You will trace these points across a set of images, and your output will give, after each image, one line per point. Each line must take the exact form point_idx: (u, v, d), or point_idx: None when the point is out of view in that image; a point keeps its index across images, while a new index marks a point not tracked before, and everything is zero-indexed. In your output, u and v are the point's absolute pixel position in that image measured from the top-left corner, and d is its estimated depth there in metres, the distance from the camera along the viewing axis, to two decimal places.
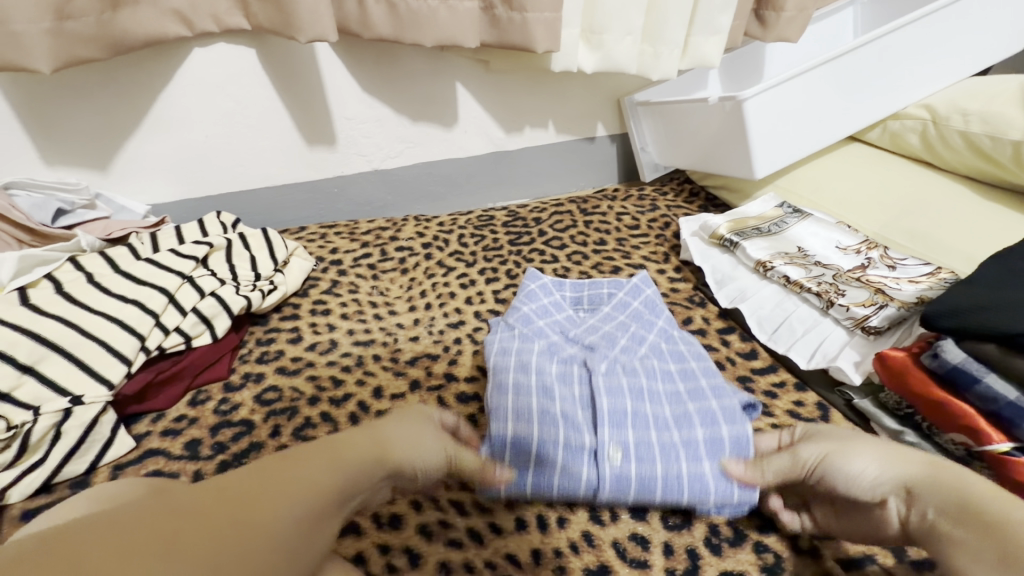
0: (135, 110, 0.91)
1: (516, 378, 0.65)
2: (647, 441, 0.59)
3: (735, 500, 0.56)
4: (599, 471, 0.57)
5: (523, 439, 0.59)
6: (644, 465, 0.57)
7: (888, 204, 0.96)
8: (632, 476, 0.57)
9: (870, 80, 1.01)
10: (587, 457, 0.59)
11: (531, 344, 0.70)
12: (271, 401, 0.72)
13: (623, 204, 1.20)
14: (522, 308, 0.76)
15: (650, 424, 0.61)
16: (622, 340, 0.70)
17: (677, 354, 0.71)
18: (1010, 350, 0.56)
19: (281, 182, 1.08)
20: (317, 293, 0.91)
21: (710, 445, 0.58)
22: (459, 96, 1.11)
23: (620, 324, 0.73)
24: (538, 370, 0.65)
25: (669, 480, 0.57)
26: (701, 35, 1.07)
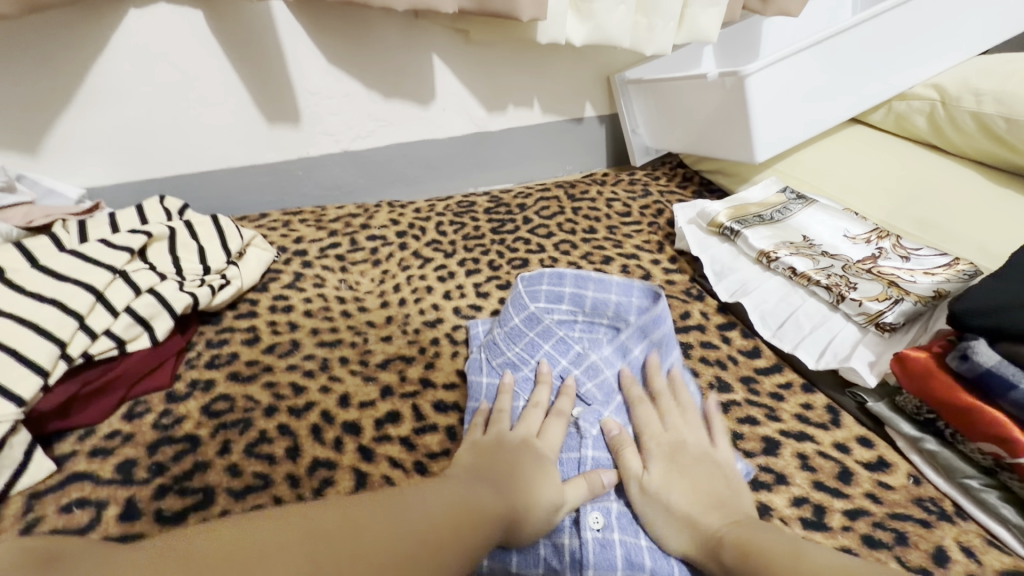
0: (64, 80, 0.80)
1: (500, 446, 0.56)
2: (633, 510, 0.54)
3: None
4: (581, 538, 0.51)
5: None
6: (627, 534, 0.52)
7: (895, 190, 0.90)
8: (615, 545, 0.51)
9: (877, 57, 0.94)
10: (569, 524, 0.52)
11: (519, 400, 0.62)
12: (221, 413, 0.63)
13: (613, 189, 1.13)
14: (507, 353, 0.65)
15: None
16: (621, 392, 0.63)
17: None
18: None
19: (239, 164, 0.98)
20: (278, 288, 0.82)
21: None
22: (436, 70, 1.02)
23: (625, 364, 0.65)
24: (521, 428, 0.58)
25: (654, 554, 0.51)
26: (698, 6, 0.99)
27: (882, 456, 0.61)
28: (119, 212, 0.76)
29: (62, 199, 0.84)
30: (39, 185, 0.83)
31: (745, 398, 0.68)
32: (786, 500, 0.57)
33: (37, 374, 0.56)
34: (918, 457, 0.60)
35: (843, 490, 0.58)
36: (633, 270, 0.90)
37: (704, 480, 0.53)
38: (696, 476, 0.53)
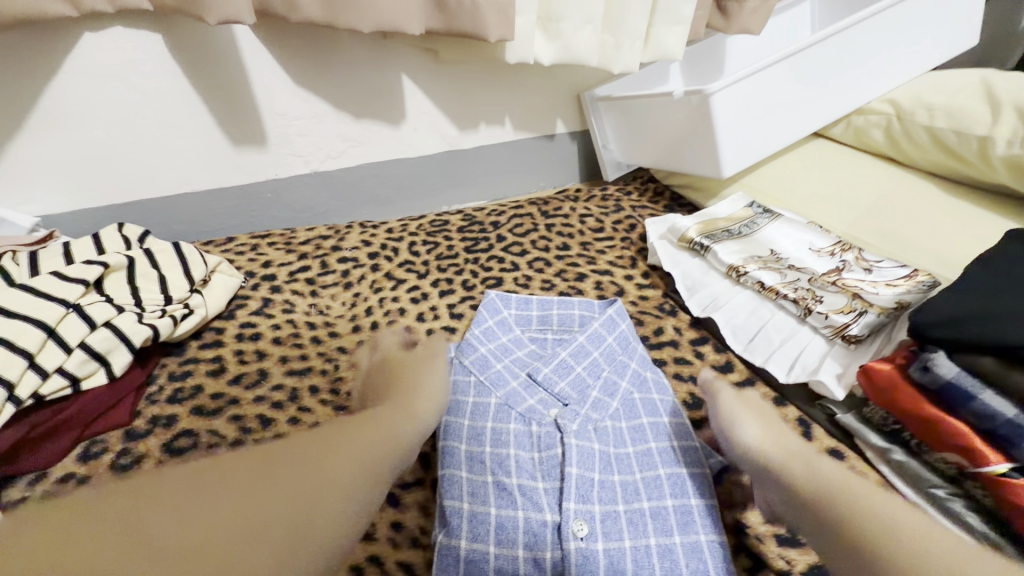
0: (13, 104, 0.77)
1: (469, 449, 0.59)
2: (614, 515, 0.56)
3: None
4: (564, 549, 0.52)
5: (478, 524, 0.53)
6: (610, 540, 0.54)
7: (856, 203, 0.93)
8: (599, 554, 0.52)
9: (835, 73, 0.97)
10: (549, 534, 0.54)
11: (488, 399, 0.64)
12: (184, 449, 0.61)
13: (586, 205, 1.13)
14: (478, 351, 0.69)
15: (616, 493, 0.57)
16: (593, 391, 0.65)
17: (650, 405, 0.66)
18: (1008, 363, 0.51)
19: (204, 187, 0.95)
20: (246, 315, 0.79)
21: (680, 515, 0.55)
22: (405, 89, 1.01)
23: (593, 366, 0.67)
24: (493, 440, 0.60)
25: (637, 555, 0.53)
26: (663, 25, 1.01)
27: (852, 468, 0.62)
28: (74, 241, 0.73)
29: (14, 228, 0.82)
30: None
31: None
32: (760, 516, 0.57)
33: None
34: (887, 468, 0.60)
35: None
36: (606, 286, 0.91)
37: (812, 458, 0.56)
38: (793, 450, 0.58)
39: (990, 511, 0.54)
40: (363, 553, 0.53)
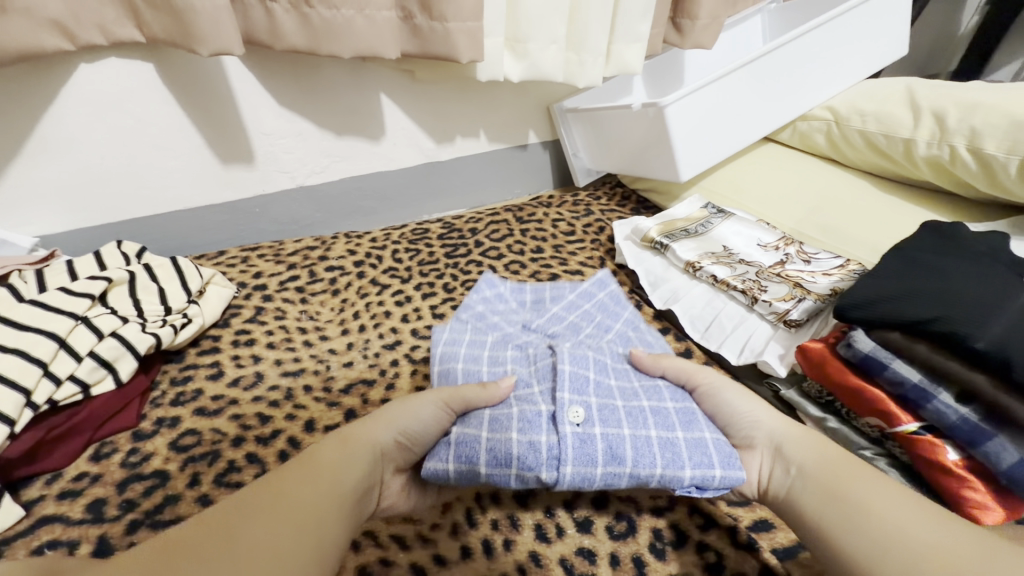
0: (13, 133, 0.81)
1: (466, 367, 0.64)
2: (613, 407, 0.56)
3: (716, 473, 0.53)
4: (559, 434, 0.53)
5: (472, 418, 0.57)
6: (609, 426, 0.54)
7: (801, 201, 1.01)
8: (597, 438, 0.53)
9: (779, 84, 1.06)
10: (545, 422, 0.55)
11: (484, 337, 0.69)
12: (189, 447, 0.66)
13: (558, 210, 1.21)
14: (475, 307, 0.76)
15: (615, 392, 0.58)
16: (586, 328, 0.72)
17: (645, 342, 0.72)
18: (912, 336, 0.60)
19: (195, 204, 1.01)
20: (240, 323, 0.85)
21: (682, 416, 0.57)
22: (384, 107, 1.08)
23: (584, 313, 0.74)
24: (490, 360, 0.65)
25: (638, 444, 0.53)
26: (623, 43, 1.09)
27: None
28: (76, 259, 0.78)
29: (14, 248, 0.86)
30: None
31: None
32: None
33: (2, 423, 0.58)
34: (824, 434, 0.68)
35: None
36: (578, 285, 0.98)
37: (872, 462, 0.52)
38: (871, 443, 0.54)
39: (906, 466, 0.62)
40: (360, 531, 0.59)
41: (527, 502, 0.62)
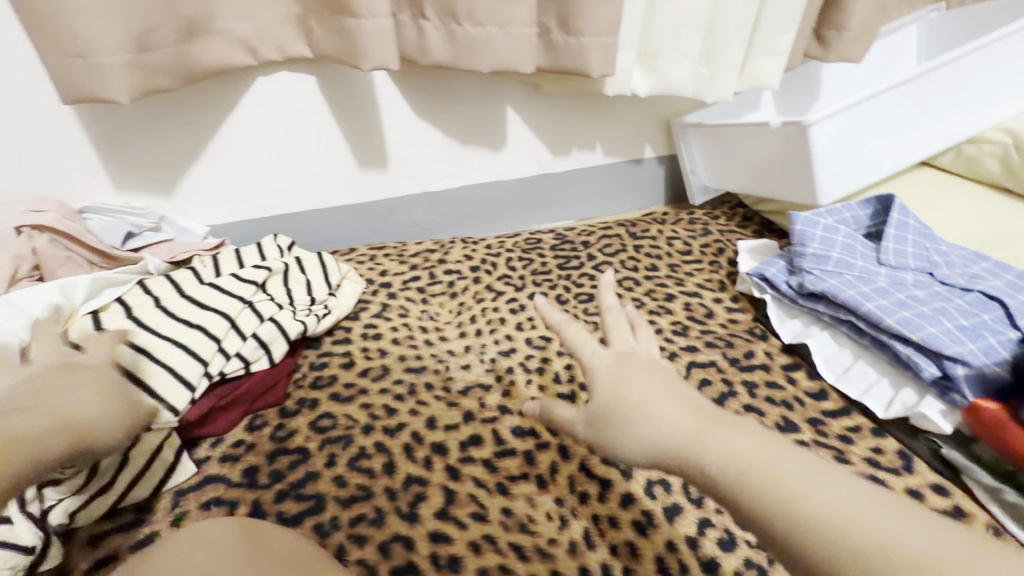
0: (197, 139, 0.92)
1: (825, 221, 0.86)
2: (904, 281, 0.77)
3: (862, 264, 0.80)
4: (801, 231, 0.84)
5: (822, 225, 0.85)
6: (848, 252, 0.81)
7: (980, 224, 0.91)
8: (836, 242, 0.83)
9: (947, 100, 0.95)
10: (810, 237, 0.83)
11: (841, 231, 0.85)
12: (327, 428, 0.73)
13: (674, 227, 1.17)
14: (840, 222, 0.88)
15: (926, 303, 0.72)
16: (906, 278, 0.78)
17: (974, 331, 0.69)
18: None
19: (335, 204, 1.09)
20: (368, 317, 0.91)
21: (886, 276, 0.78)
22: (509, 120, 1.10)
23: (971, 314, 0.71)
24: (854, 240, 0.84)
25: (842, 251, 0.81)
26: (759, 57, 1.05)
27: (958, 505, 0.61)
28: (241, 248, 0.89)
29: (193, 236, 0.95)
30: (177, 223, 0.95)
31: (813, 439, 0.70)
32: None
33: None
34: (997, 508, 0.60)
35: None
36: (695, 307, 0.94)
37: (879, 521, 0.31)
38: (639, 374, 0.44)
39: None
40: (479, 533, 0.60)
41: (647, 531, 0.60)
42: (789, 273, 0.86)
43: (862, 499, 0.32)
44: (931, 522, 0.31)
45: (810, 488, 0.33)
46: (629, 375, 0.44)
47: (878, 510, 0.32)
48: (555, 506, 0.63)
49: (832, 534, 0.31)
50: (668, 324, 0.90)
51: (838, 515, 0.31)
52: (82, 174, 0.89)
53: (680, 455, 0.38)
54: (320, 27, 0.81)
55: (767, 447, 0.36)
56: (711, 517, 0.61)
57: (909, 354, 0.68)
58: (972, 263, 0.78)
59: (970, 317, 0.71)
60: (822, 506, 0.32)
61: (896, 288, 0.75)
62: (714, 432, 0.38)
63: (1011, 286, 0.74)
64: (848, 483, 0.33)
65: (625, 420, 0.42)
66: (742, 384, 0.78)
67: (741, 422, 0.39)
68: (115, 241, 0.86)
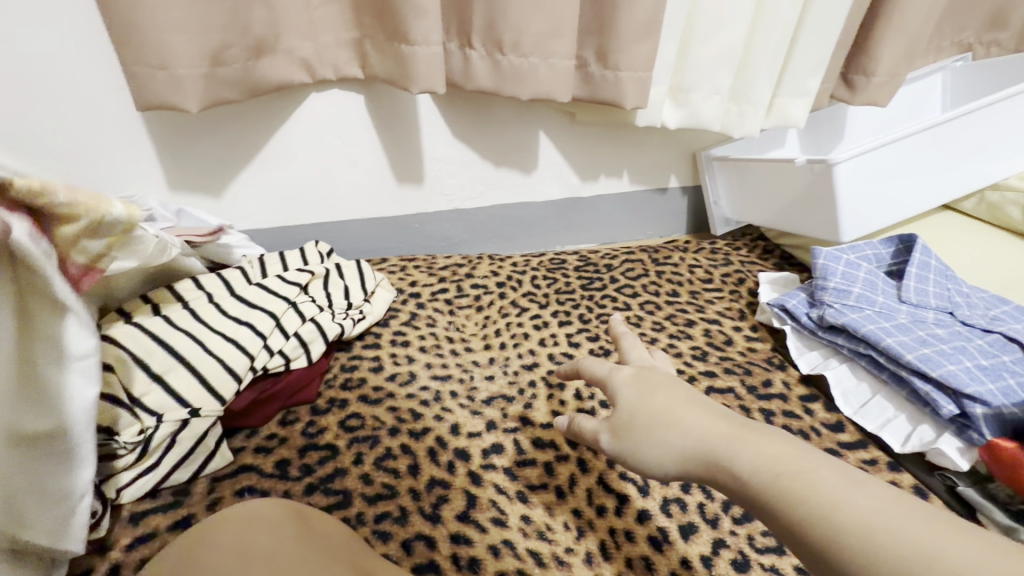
0: (250, 148, 0.98)
1: (847, 257, 0.88)
2: (925, 319, 0.79)
3: (882, 300, 0.82)
4: (823, 264, 0.87)
5: (844, 260, 0.87)
6: (869, 288, 0.83)
7: (1002, 269, 0.92)
8: (858, 277, 0.85)
9: (972, 148, 0.98)
10: (832, 271, 0.85)
11: (863, 267, 0.87)
12: (355, 428, 0.76)
13: (695, 256, 1.19)
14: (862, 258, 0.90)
15: (946, 342, 0.74)
16: (926, 317, 0.79)
17: (994, 372, 0.70)
18: None
19: (370, 215, 1.14)
20: (397, 324, 0.95)
21: (907, 313, 0.80)
22: (541, 144, 1.15)
23: (991, 355, 0.72)
24: (875, 276, 0.86)
25: (863, 286, 0.83)
26: (788, 97, 1.08)
27: None
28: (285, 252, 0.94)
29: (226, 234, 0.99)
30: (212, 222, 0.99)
31: None
32: None
33: (181, 406, 0.66)
34: None
35: None
36: (715, 334, 0.96)
37: (903, 524, 0.33)
38: (661, 387, 0.48)
39: None
40: (499, 537, 0.62)
41: (663, 547, 0.61)
42: (810, 306, 0.88)
43: (886, 506, 0.35)
44: (951, 523, 0.33)
45: (837, 494, 0.36)
46: (665, 390, 0.48)
47: (898, 514, 0.34)
48: (573, 516, 0.65)
49: (856, 538, 0.33)
50: (688, 349, 0.92)
51: (858, 514, 0.34)
52: (144, 174, 0.96)
53: (705, 462, 0.42)
54: (377, 51, 0.87)
55: (791, 453, 0.39)
56: (725, 537, 0.63)
57: (928, 391, 0.70)
58: (993, 306, 0.80)
59: (991, 358, 0.72)
60: (848, 509, 0.35)
61: (917, 326, 0.77)
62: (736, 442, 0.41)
63: None
64: (871, 488, 0.36)
65: (650, 430, 0.45)
66: (760, 412, 0.80)
67: (768, 430, 0.42)
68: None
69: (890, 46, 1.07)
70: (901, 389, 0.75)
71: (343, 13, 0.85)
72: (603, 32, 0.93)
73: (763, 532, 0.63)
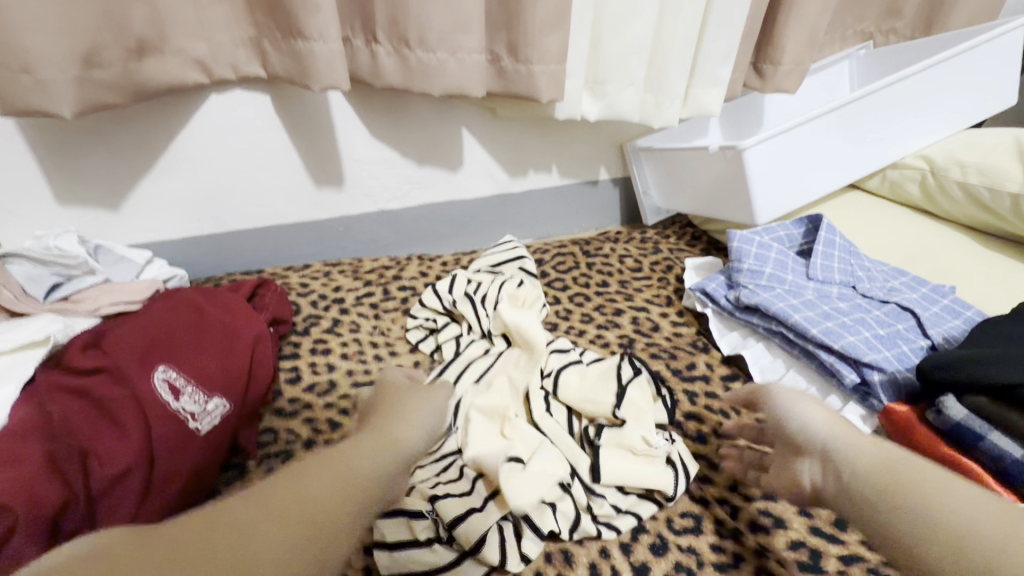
0: (148, 155, 0.92)
1: (760, 238, 0.91)
2: (830, 295, 0.82)
3: (792, 279, 0.85)
4: (736, 246, 0.89)
5: (758, 242, 0.90)
6: (780, 268, 0.86)
7: (901, 242, 0.98)
8: (770, 257, 0.87)
9: (873, 129, 1.02)
10: (748, 253, 0.87)
11: (776, 247, 0.90)
12: (266, 444, 0.72)
13: (626, 246, 1.20)
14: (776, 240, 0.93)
15: (847, 315, 0.77)
16: (831, 292, 0.82)
17: (890, 340, 0.73)
18: (1000, 402, 0.56)
19: (291, 220, 1.09)
20: (318, 332, 0.90)
21: (814, 290, 0.83)
22: (465, 141, 1.13)
23: (888, 324, 0.76)
24: (786, 256, 0.89)
25: (775, 266, 0.86)
26: (701, 86, 1.11)
27: None
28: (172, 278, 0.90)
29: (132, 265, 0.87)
30: (113, 253, 0.87)
31: None
32: (783, 541, 0.60)
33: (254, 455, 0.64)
34: None
35: (839, 535, 0.60)
36: (642, 321, 0.97)
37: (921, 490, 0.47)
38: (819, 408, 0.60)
39: None
40: None
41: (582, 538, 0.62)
42: (728, 288, 0.90)
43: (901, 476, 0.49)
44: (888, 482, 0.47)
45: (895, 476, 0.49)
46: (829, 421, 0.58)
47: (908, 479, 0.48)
48: None
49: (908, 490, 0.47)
50: (615, 338, 0.93)
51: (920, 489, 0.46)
52: (24, 189, 0.88)
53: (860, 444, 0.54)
54: (274, 48, 0.83)
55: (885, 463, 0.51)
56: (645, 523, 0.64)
57: (833, 363, 0.72)
58: (892, 279, 0.84)
59: (888, 327, 0.75)
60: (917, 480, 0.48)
61: (822, 301, 0.80)
62: (906, 464, 0.47)
63: (924, 300, 0.79)
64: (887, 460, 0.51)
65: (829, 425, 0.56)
66: (683, 393, 0.81)
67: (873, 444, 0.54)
68: (38, 293, 0.78)
69: (793, 36, 1.11)
70: (810, 363, 0.77)
71: (235, 9, 0.81)
72: (511, 25, 0.92)
73: (681, 513, 0.65)
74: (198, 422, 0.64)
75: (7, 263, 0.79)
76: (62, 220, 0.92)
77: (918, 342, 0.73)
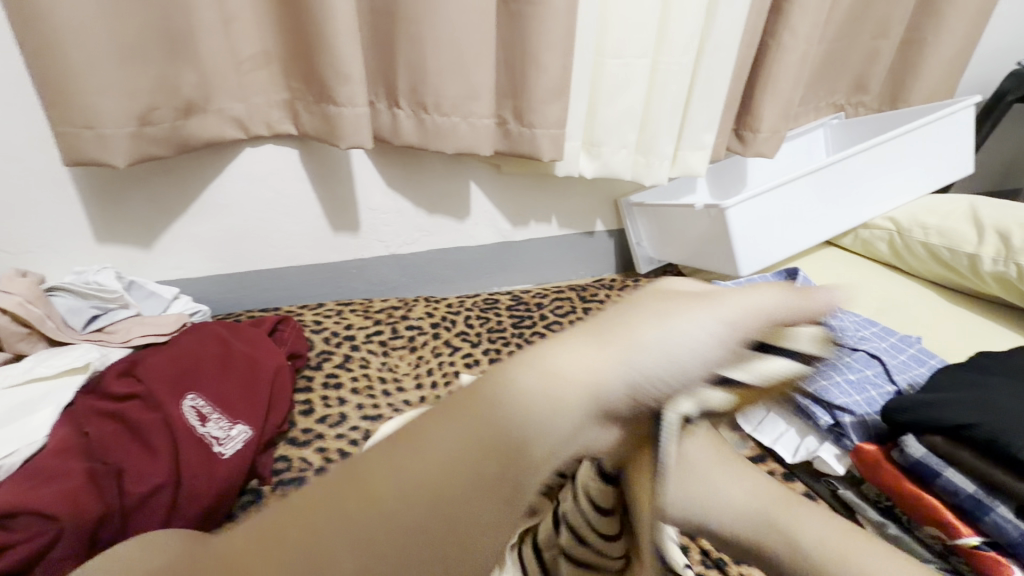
0: (183, 200, 1.01)
1: (741, 289, 0.99)
2: None
3: None
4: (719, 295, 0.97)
5: None
6: None
7: (874, 294, 1.06)
8: None
9: (845, 192, 1.13)
10: (731, 301, 0.95)
11: None
12: (281, 470, 0.78)
13: (619, 293, 1.28)
14: None
15: None
16: None
17: (859, 385, 0.79)
18: (954, 441, 0.62)
19: (307, 262, 1.17)
20: (330, 367, 0.96)
21: None
22: (472, 193, 1.23)
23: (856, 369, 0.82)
24: None
25: None
26: (688, 149, 1.22)
27: None
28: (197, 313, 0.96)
29: (160, 299, 0.94)
30: (144, 289, 0.94)
31: None
32: None
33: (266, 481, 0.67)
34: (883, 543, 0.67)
35: None
36: None
37: None
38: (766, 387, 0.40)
39: None
40: None
41: None
42: None
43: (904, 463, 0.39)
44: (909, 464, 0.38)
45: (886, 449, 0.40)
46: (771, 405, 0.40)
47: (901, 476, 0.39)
48: None
49: None
50: None
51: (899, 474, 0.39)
52: (68, 227, 0.96)
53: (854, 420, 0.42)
54: (307, 111, 0.94)
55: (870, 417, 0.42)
56: None
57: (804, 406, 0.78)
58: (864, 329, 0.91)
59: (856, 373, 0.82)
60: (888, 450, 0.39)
61: None
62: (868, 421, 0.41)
63: (892, 348, 0.86)
64: None
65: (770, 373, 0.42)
66: None
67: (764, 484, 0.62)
68: (78, 324, 0.85)
69: (770, 108, 1.23)
70: None
71: (274, 76, 0.92)
72: (518, 95, 1.03)
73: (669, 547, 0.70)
74: (222, 445, 0.69)
75: (51, 295, 0.86)
76: (99, 256, 1.00)
77: (884, 388, 0.80)
